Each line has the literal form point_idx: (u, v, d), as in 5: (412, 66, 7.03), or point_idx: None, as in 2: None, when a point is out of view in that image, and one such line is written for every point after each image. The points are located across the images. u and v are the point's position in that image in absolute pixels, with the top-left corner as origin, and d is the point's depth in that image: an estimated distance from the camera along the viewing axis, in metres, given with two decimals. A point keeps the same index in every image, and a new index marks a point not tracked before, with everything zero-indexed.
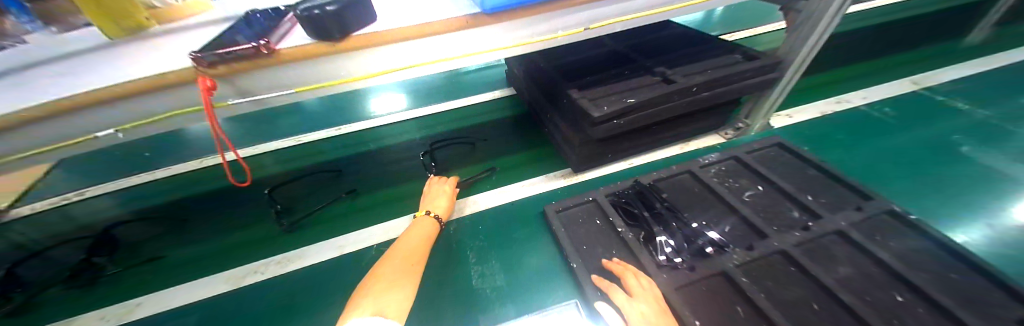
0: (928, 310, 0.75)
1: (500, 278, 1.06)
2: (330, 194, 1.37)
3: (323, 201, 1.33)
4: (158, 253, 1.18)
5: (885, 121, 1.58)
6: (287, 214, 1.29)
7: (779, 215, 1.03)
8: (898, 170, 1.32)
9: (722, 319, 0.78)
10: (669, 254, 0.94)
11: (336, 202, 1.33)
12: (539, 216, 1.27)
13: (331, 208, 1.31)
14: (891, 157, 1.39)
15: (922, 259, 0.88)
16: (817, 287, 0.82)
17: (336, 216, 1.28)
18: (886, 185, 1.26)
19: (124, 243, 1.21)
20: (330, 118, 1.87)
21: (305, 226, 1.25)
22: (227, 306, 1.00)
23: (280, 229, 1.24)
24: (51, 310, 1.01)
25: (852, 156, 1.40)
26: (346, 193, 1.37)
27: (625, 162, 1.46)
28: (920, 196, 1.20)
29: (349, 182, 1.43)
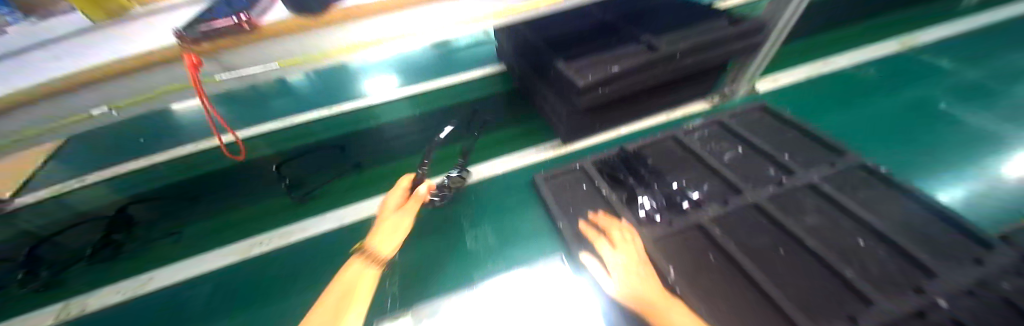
0: (886, 251, 0.84)
1: (492, 239, 1.16)
2: (336, 168, 1.42)
3: (329, 175, 1.39)
4: (175, 229, 1.24)
5: (872, 83, 1.59)
6: (298, 187, 1.34)
7: (757, 174, 1.10)
8: (878, 131, 1.35)
9: (696, 265, 0.89)
10: (649, 211, 1.04)
11: (340, 178, 1.38)
12: (528, 185, 1.35)
13: (336, 183, 1.36)
14: (873, 117, 1.42)
15: (887, 207, 0.95)
16: (781, 233, 0.92)
17: (341, 189, 1.34)
18: (864, 145, 1.30)
19: (138, 220, 1.27)
20: (321, 98, 1.86)
21: (319, 195, 1.32)
22: (235, 275, 1.08)
23: (292, 200, 1.30)
24: (77, 285, 1.09)
25: (835, 119, 1.43)
26: (352, 167, 1.42)
27: (613, 132, 1.50)
28: (895, 155, 1.24)
29: (347, 159, 1.47)
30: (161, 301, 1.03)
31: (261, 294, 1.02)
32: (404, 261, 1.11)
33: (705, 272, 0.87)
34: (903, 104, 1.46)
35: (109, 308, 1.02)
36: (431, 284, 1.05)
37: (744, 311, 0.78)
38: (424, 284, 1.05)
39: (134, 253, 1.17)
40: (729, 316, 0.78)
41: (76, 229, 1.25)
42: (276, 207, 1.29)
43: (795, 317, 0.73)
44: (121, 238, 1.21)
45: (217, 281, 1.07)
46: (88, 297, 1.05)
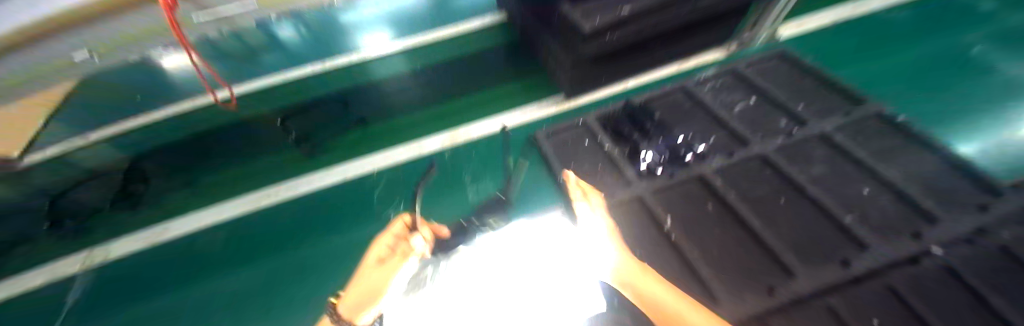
0: (891, 199, 0.85)
1: (494, 192, 1.21)
2: (343, 121, 1.46)
3: (342, 125, 1.46)
4: (194, 182, 1.39)
5: (907, 27, 1.45)
6: (308, 139, 1.42)
7: (769, 124, 1.08)
8: (902, 82, 1.27)
9: (693, 214, 0.92)
10: (650, 165, 1.07)
11: (349, 131, 1.47)
12: (527, 141, 1.31)
13: (343, 138, 1.46)
14: (901, 67, 1.32)
15: (900, 156, 0.93)
16: (785, 184, 0.93)
17: (355, 141, 1.45)
18: (885, 98, 1.23)
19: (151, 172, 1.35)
20: (311, 48, 1.60)
21: (325, 151, 1.44)
22: (258, 220, 1.27)
23: (302, 152, 1.42)
24: (109, 229, 1.30)
25: (858, 69, 1.34)
26: (359, 122, 1.47)
27: (620, 85, 1.46)
28: (916, 109, 1.18)
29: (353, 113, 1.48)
30: (213, 237, 1.25)
31: (292, 235, 1.22)
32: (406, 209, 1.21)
33: (701, 220, 0.90)
34: (937, 52, 1.34)
35: (176, 240, 1.27)
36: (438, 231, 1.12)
37: (737, 253, 0.82)
38: None
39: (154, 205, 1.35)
40: (724, 258, 0.82)
41: (84, 188, 1.25)
42: (291, 161, 1.41)
43: (786, 260, 0.78)
44: (142, 190, 1.34)
45: (254, 223, 1.26)
46: (108, 247, 1.27)
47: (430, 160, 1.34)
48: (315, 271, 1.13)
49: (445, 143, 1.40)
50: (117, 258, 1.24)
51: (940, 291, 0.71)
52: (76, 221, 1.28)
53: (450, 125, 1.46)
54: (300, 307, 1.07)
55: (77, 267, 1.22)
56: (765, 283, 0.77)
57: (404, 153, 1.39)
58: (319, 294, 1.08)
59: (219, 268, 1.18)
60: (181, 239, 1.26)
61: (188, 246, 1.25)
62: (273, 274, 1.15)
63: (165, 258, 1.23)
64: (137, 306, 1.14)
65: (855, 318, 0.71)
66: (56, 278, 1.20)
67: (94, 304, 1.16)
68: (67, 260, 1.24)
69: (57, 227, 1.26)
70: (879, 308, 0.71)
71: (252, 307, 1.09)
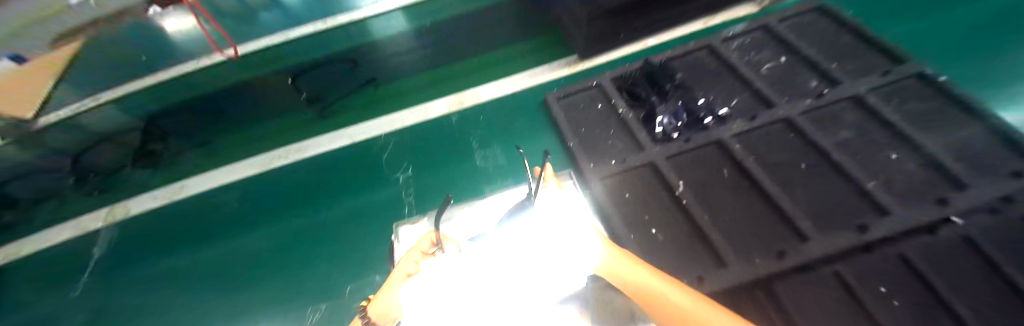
0: (918, 165, 0.84)
1: (502, 159, 1.18)
2: (351, 82, 1.43)
3: (346, 88, 1.43)
4: (205, 140, 1.41)
5: None
6: (319, 99, 1.43)
7: (795, 85, 1.07)
8: (959, 41, 1.12)
9: (708, 178, 0.92)
10: (667, 130, 1.04)
11: (357, 91, 1.45)
12: (538, 106, 1.28)
13: (353, 98, 1.44)
14: (958, 25, 1.17)
15: (934, 119, 0.90)
16: (808, 148, 0.92)
17: (365, 101, 1.44)
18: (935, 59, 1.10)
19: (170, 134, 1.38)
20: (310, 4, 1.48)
21: (338, 111, 1.43)
22: (269, 183, 1.30)
23: (313, 114, 1.43)
24: (131, 186, 1.38)
25: (908, 28, 1.20)
26: (368, 82, 1.45)
27: (639, 44, 1.36)
28: (971, 71, 1.05)
29: (363, 72, 1.43)
30: (230, 196, 1.29)
31: (304, 198, 1.23)
32: (417, 173, 1.20)
33: (713, 185, 0.91)
34: (1007, 6, 1.17)
35: (195, 198, 1.31)
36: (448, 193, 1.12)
37: (749, 218, 0.83)
38: (436, 194, 1.13)
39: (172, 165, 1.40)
40: (735, 224, 0.82)
41: (97, 150, 1.33)
42: (305, 121, 1.42)
43: (801, 226, 0.78)
44: (159, 149, 1.37)
45: (268, 184, 1.30)
46: (127, 204, 1.34)
47: (439, 124, 1.32)
48: (323, 233, 1.13)
49: (452, 107, 1.37)
50: (136, 215, 1.31)
51: (958, 260, 0.69)
52: (98, 177, 1.36)
53: (458, 87, 1.42)
54: (305, 268, 1.06)
55: (101, 223, 1.31)
56: (776, 248, 0.76)
57: (414, 115, 1.37)
58: (325, 256, 1.07)
59: (234, 227, 1.21)
60: (199, 198, 1.31)
61: (206, 204, 1.29)
62: (284, 235, 1.16)
63: (185, 216, 1.28)
64: (158, 260, 1.19)
65: (862, 285, 0.69)
66: (84, 231, 1.30)
67: (120, 255, 1.23)
68: (93, 215, 1.33)
69: (82, 183, 1.35)
70: (890, 276, 0.70)
71: (261, 265, 1.10)
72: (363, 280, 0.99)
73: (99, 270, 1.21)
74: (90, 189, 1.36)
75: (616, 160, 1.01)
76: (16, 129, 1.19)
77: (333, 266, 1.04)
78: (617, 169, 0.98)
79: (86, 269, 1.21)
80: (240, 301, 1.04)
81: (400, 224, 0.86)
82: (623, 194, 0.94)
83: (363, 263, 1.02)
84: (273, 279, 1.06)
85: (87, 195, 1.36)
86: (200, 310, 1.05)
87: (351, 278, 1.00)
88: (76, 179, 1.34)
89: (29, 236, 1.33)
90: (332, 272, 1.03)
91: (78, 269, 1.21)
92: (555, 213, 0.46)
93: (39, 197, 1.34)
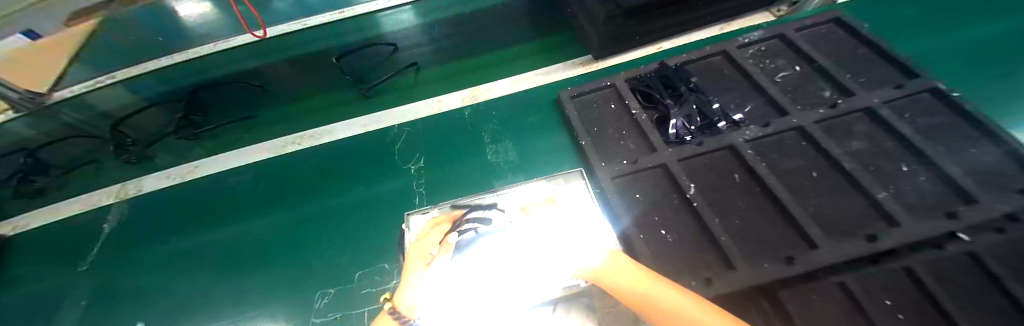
0: (930, 179, 0.85)
1: (513, 155, 1.18)
2: (389, 65, 1.48)
3: (389, 70, 1.48)
4: (249, 114, 1.46)
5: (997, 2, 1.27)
6: (361, 82, 1.46)
7: (809, 95, 1.08)
8: (984, 61, 1.12)
9: (718, 182, 0.94)
10: (681, 133, 1.04)
11: (400, 75, 1.48)
12: (551, 104, 1.31)
13: (396, 80, 1.47)
14: (984, 45, 1.16)
15: (945, 134, 0.91)
16: (820, 157, 0.94)
17: (407, 85, 1.46)
18: (961, 79, 1.09)
19: (209, 106, 1.44)
20: None
21: (381, 93, 1.46)
22: (280, 168, 1.31)
23: (361, 94, 1.44)
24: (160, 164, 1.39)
25: (932, 46, 1.19)
26: (410, 67, 1.48)
27: (654, 47, 1.38)
28: (999, 93, 1.04)
29: (402, 56, 1.49)
30: (241, 178, 1.31)
31: (314, 184, 1.24)
32: (429, 164, 1.21)
33: (723, 189, 0.92)
34: None
35: (207, 179, 1.33)
36: (460, 189, 1.12)
37: (758, 222, 0.84)
38: (446, 186, 1.14)
39: (211, 136, 1.43)
40: (744, 229, 0.84)
41: (140, 117, 1.37)
42: (341, 102, 1.45)
43: (810, 233, 0.79)
44: (199, 120, 1.41)
45: (280, 168, 1.31)
46: (140, 183, 1.36)
47: (454, 117, 1.33)
48: (334, 219, 1.14)
49: (465, 101, 1.38)
50: (147, 193, 1.32)
51: (964, 277, 0.70)
52: (136, 146, 1.39)
53: (474, 81, 1.44)
54: (312, 253, 1.07)
55: (111, 199, 1.32)
56: (785, 254, 0.77)
57: (428, 108, 1.38)
58: (332, 242, 1.08)
59: (244, 209, 1.22)
60: (211, 180, 1.32)
61: (218, 186, 1.30)
62: (293, 220, 1.17)
63: (195, 196, 1.29)
64: (166, 241, 1.19)
65: (869, 298, 0.71)
66: (95, 206, 1.31)
67: (128, 231, 1.23)
68: (105, 190, 1.35)
69: (121, 151, 1.36)
70: (895, 289, 0.71)
71: (269, 248, 1.11)
72: (371, 267, 1.00)
73: (108, 244, 1.21)
74: (128, 158, 1.38)
75: (627, 161, 1.02)
76: (31, 103, 1.04)
77: (341, 253, 1.05)
78: (628, 170, 0.99)
79: (95, 243, 1.22)
80: (247, 283, 1.05)
81: (412, 213, 0.90)
82: (633, 194, 0.95)
83: (374, 251, 1.03)
84: (280, 263, 1.07)
85: (125, 163, 1.39)
86: (207, 290, 1.05)
87: (361, 265, 1.01)
88: (115, 148, 1.35)
89: (52, 203, 1.34)
90: (340, 259, 1.04)
91: (87, 243, 1.22)
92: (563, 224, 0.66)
93: (74, 166, 1.38)
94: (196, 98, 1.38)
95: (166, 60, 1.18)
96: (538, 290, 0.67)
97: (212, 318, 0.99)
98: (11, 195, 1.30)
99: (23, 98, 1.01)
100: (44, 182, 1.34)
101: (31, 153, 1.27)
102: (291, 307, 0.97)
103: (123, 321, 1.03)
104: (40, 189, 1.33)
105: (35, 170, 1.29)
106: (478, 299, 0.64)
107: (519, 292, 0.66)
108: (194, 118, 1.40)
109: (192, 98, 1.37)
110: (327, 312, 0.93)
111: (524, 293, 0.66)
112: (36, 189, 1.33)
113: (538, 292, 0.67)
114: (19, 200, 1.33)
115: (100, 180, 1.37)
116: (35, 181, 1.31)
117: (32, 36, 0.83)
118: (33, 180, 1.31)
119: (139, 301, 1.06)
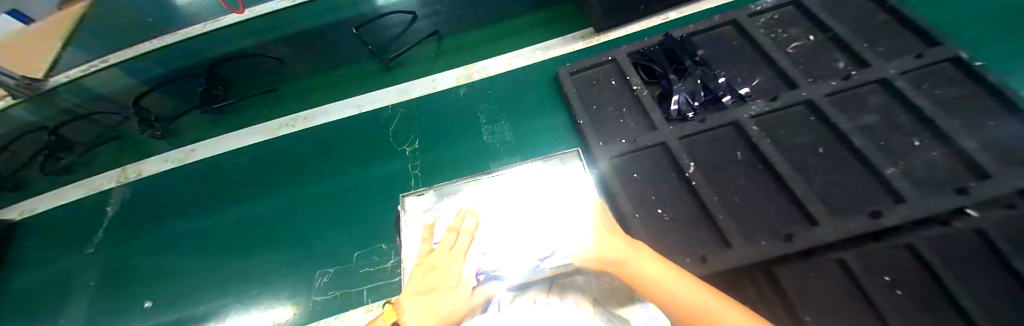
0: (943, 154, 0.81)
1: (509, 135, 1.16)
2: (407, 39, 1.40)
3: (409, 42, 1.41)
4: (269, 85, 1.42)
5: None
6: (383, 52, 1.40)
7: (822, 66, 1.03)
8: (1017, 26, 1.03)
9: (719, 159, 0.91)
10: (685, 109, 1.00)
11: (421, 45, 1.42)
12: (550, 80, 1.27)
13: (419, 51, 1.42)
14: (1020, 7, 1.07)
15: (963, 106, 0.87)
16: (827, 132, 0.91)
17: (428, 57, 1.42)
18: (987, 48, 1.02)
19: (227, 80, 1.32)
20: None
21: (403, 64, 1.42)
22: (276, 150, 1.31)
23: (383, 66, 1.41)
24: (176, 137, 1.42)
25: (960, 11, 1.11)
26: (432, 35, 1.41)
27: (660, 17, 1.31)
28: None
29: (421, 25, 1.39)
30: (238, 160, 1.31)
31: (311, 165, 1.25)
32: (423, 145, 1.20)
33: (724, 167, 0.90)
34: None
35: (204, 161, 1.34)
36: (458, 170, 1.11)
37: (759, 200, 0.83)
38: (443, 168, 1.13)
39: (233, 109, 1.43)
40: (743, 207, 0.82)
41: (162, 92, 1.26)
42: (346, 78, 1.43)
43: (811, 210, 0.77)
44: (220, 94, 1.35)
45: (276, 150, 1.31)
46: (141, 166, 1.38)
47: (448, 96, 1.30)
48: (331, 201, 1.14)
49: (460, 80, 1.34)
50: (147, 177, 1.34)
51: (970, 254, 0.69)
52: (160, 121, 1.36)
53: (468, 59, 1.39)
54: (312, 234, 1.09)
55: (114, 183, 1.35)
56: (784, 232, 0.76)
57: (421, 87, 1.35)
58: (331, 223, 1.09)
59: (243, 191, 1.23)
60: (209, 163, 1.33)
61: (215, 169, 1.31)
62: (290, 201, 1.18)
63: (195, 178, 1.30)
64: (167, 225, 1.21)
65: (869, 275, 0.70)
66: (100, 189, 1.34)
67: (131, 215, 1.26)
68: (107, 175, 1.38)
69: (145, 125, 1.33)
70: (898, 265, 0.70)
71: (268, 228, 1.13)
72: (369, 247, 1.01)
73: (115, 226, 1.24)
74: (154, 132, 1.37)
75: (625, 139, 1.00)
76: (27, 90, 0.98)
77: (339, 233, 1.06)
78: (626, 149, 0.97)
79: (100, 227, 1.25)
80: (249, 263, 1.07)
81: (408, 194, 0.87)
82: (631, 174, 0.93)
83: (372, 231, 1.04)
84: (280, 244, 1.09)
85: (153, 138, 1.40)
86: (211, 270, 1.08)
87: (359, 245, 1.02)
88: (140, 123, 1.31)
89: (78, 180, 1.38)
90: (339, 239, 1.05)
91: (94, 226, 1.25)
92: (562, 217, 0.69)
93: (97, 143, 1.35)
94: (215, 72, 1.25)
95: (154, 43, 1.01)
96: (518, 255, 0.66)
97: (218, 297, 1.02)
98: (38, 173, 1.29)
99: (19, 85, 0.96)
100: (71, 159, 1.33)
101: (54, 132, 1.19)
102: (293, 285, 0.99)
103: (133, 300, 1.07)
104: (66, 166, 1.33)
105: (60, 148, 1.26)
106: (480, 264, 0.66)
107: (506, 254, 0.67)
108: (215, 92, 1.32)
109: (210, 72, 1.23)
110: (328, 290, 0.96)
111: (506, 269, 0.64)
112: (64, 166, 1.33)
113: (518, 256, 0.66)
114: (47, 177, 1.33)
115: (103, 163, 1.38)
116: (63, 158, 1.31)
117: (20, 18, 0.88)
118: (60, 158, 1.30)
119: (146, 281, 1.10)
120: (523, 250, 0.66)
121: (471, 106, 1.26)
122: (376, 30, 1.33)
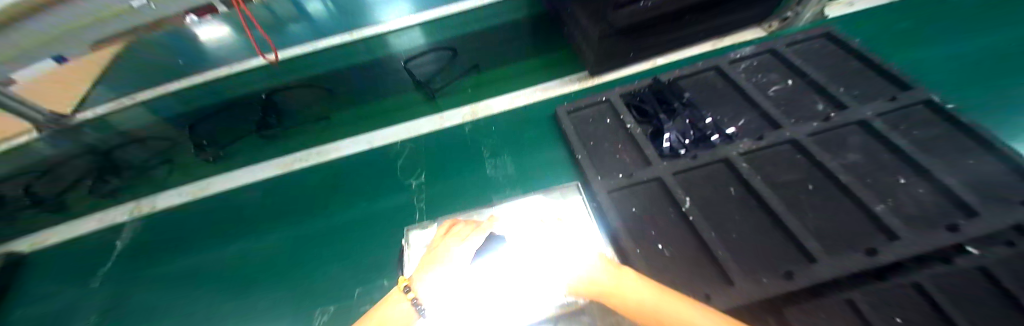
0: (930, 191, 0.84)
1: (512, 169, 1.21)
2: (441, 75, 1.56)
3: (443, 78, 1.55)
4: (321, 116, 1.52)
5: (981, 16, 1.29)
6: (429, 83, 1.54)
7: (803, 108, 1.10)
8: (978, 73, 1.12)
9: (715, 195, 0.94)
10: (677, 147, 1.06)
11: (463, 77, 1.55)
12: (549, 118, 1.34)
13: (460, 83, 1.53)
14: (978, 56, 1.16)
15: (939, 145, 0.91)
16: (815, 170, 0.94)
17: (467, 88, 1.51)
18: (956, 91, 1.09)
19: (281, 110, 1.53)
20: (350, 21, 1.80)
21: (444, 94, 1.51)
22: (287, 184, 1.35)
23: (425, 96, 1.51)
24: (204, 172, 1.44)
25: (926, 59, 1.20)
26: (472, 69, 1.56)
27: (649, 62, 1.42)
28: (999, 104, 1.02)
29: (459, 61, 1.59)
30: (249, 195, 1.35)
31: (319, 199, 1.28)
32: (429, 179, 1.24)
33: (719, 202, 0.92)
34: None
35: (217, 195, 1.37)
36: (462, 203, 1.14)
37: (757, 237, 0.84)
38: (447, 201, 1.16)
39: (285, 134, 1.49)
40: (742, 243, 0.83)
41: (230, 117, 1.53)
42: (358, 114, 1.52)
43: (808, 247, 0.78)
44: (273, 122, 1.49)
45: (286, 185, 1.35)
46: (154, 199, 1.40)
47: (454, 133, 1.37)
48: (336, 235, 1.16)
49: (464, 117, 1.42)
50: (159, 209, 1.37)
51: (978, 294, 0.68)
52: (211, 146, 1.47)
53: (475, 98, 1.48)
54: (313, 270, 1.08)
55: (125, 216, 1.37)
56: (784, 269, 0.76)
57: (429, 124, 1.42)
58: (334, 258, 1.10)
59: (250, 226, 1.25)
60: (221, 196, 1.37)
61: (226, 202, 1.35)
62: (295, 236, 1.19)
63: (206, 212, 1.33)
64: (173, 259, 1.22)
65: (878, 315, 0.69)
66: (110, 223, 1.35)
67: (139, 248, 1.27)
68: (120, 208, 1.39)
69: (200, 151, 1.44)
70: (904, 306, 0.69)
71: (272, 263, 1.14)
72: (370, 283, 1.01)
73: (121, 260, 1.25)
74: (207, 157, 1.45)
75: (623, 174, 1.04)
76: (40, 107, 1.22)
77: (341, 270, 1.06)
78: (624, 183, 1.00)
79: (109, 259, 1.26)
80: (249, 300, 1.06)
81: (412, 227, 0.90)
82: (630, 208, 0.96)
83: (374, 266, 1.05)
84: (281, 281, 1.08)
85: (205, 162, 1.46)
86: (212, 307, 1.07)
87: (360, 282, 1.02)
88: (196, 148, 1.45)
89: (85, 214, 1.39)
90: (341, 275, 1.05)
91: (102, 259, 1.26)
92: (558, 249, 0.70)
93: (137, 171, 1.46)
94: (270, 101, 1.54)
95: None
96: (522, 309, 0.68)
97: None
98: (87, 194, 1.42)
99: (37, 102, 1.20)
100: (116, 182, 1.45)
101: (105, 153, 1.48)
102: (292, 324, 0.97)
103: None
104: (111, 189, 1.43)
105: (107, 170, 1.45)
106: (484, 300, 0.66)
107: (499, 312, 0.67)
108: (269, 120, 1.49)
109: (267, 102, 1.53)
110: None
111: (516, 308, 0.68)
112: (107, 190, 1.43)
113: (527, 311, 0.68)
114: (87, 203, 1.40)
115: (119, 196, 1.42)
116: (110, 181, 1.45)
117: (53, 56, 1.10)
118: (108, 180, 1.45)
119: (144, 319, 1.08)
120: (521, 295, 0.68)
121: (472, 140, 1.33)
122: (430, 59, 1.61)
